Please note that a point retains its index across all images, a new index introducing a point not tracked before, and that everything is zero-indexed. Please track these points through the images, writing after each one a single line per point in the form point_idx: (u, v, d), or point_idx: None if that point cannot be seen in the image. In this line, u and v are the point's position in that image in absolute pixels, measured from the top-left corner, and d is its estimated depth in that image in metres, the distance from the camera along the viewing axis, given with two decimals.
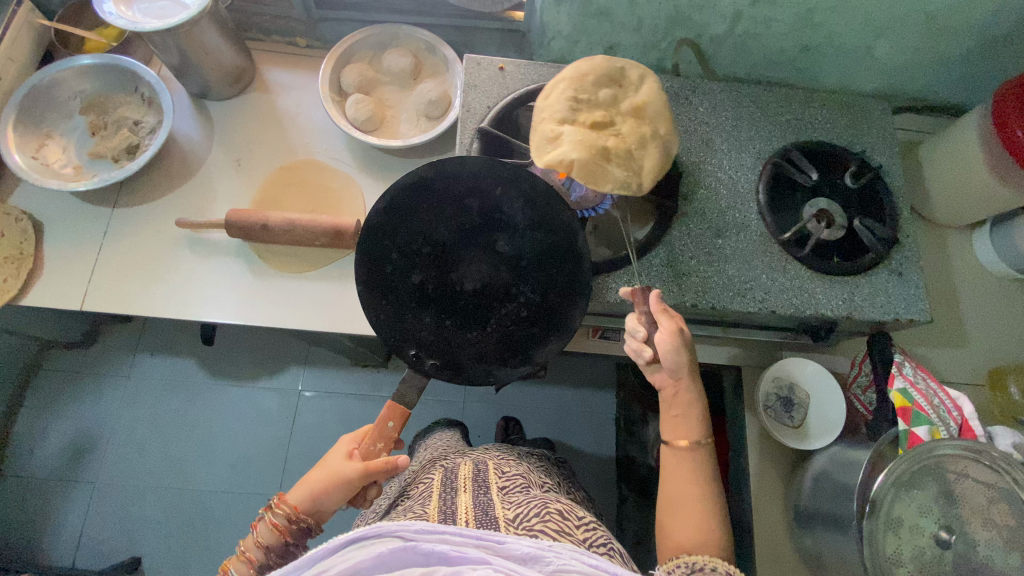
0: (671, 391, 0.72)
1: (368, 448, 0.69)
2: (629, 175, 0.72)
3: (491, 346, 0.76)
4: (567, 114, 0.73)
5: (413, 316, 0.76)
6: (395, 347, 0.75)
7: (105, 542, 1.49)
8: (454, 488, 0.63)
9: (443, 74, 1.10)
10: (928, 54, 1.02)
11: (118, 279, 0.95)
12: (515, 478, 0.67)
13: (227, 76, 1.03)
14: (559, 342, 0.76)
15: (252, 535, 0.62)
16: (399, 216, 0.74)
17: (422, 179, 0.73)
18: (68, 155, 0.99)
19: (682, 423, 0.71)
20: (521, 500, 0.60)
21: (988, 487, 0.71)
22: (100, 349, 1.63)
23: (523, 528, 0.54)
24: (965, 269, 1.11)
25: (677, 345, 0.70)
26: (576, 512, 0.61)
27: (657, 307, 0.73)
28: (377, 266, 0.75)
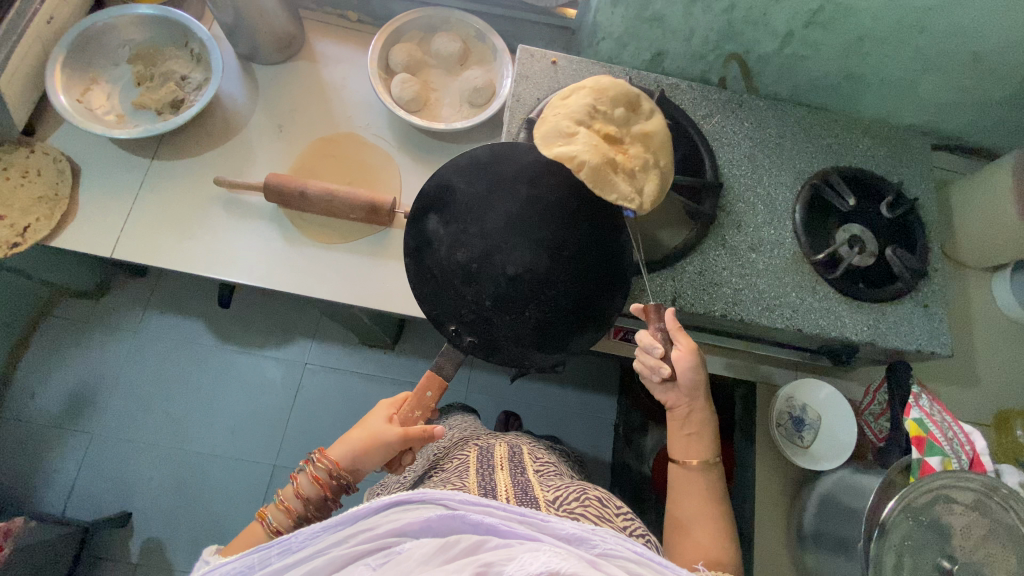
0: (685, 410, 0.74)
1: (407, 414, 0.73)
2: (632, 191, 0.78)
3: (529, 331, 0.78)
4: (584, 117, 0.78)
5: (456, 292, 0.78)
6: (435, 321, 0.78)
7: (97, 494, 1.48)
8: (491, 465, 0.68)
9: (489, 63, 1.11)
10: (970, 95, 1.03)
11: (150, 230, 0.95)
12: (549, 466, 0.72)
13: (277, 42, 1.03)
14: (594, 335, 0.78)
15: (294, 485, 0.67)
16: (450, 192, 0.78)
17: (477, 159, 0.77)
18: (112, 102, 0.99)
19: (693, 443, 0.73)
20: (559, 485, 0.64)
21: (996, 522, 0.72)
22: (111, 301, 1.62)
23: (564, 510, 0.58)
24: (982, 310, 1.12)
25: (694, 364, 0.73)
26: (614, 501, 0.65)
27: (672, 326, 0.75)
28: (425, 239, 0.78)
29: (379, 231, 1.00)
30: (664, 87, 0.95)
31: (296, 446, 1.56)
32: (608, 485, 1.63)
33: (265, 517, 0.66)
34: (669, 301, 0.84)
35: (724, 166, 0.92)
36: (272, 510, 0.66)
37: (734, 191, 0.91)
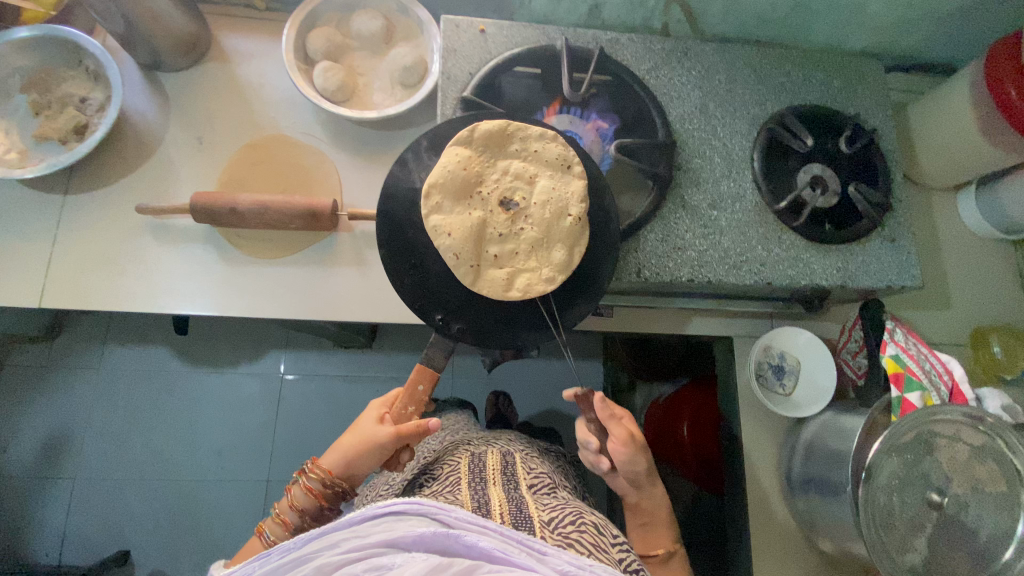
0: (635, 499, 0.82)
1: (399, 411, 0.73)
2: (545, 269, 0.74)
3: (521, 310, 0.76)
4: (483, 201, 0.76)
5: (438, 281, 0.74)
6: (420, 313, 0.73)
7: (91, 538, 1.45)
8: (484, 479, 0.65)
9: (417, 38, 1.02)
10: (921, 10, 0.99)
11: (77, 272, 0.88)
12: (542, 477, 0.69)
13: (180, 45, 0.93)
14: (587, 305, 0.77)
15: (288, 497, 0.69)
16: (419, 174, 0.75)
17: (439, 138, 0.76)
18: (10, 138, 0.90)
19: (654, 538, 0.82)
20: (555, 505, 0.61)
21: (979, 449, 0.73)
22: (67, 341, 1.55)
23: (559, 534, 0.55)
24: (950, 231, 1.11)
25: (631, 454, 0.75)
26: (610, 528, 0.62)
27: (601, 415, 0.74)
28: (400, 230, 0.74)
29: (325, 237, 0.94)
30: (604, 43, 0.89)
31: (287, 459, 1.53)
32: None
33: (264, 532, 0.69)
34: (633, 273, 0.81)
35: (676, 122, 0.87)
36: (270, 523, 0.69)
37: (690, 146, 0.87)
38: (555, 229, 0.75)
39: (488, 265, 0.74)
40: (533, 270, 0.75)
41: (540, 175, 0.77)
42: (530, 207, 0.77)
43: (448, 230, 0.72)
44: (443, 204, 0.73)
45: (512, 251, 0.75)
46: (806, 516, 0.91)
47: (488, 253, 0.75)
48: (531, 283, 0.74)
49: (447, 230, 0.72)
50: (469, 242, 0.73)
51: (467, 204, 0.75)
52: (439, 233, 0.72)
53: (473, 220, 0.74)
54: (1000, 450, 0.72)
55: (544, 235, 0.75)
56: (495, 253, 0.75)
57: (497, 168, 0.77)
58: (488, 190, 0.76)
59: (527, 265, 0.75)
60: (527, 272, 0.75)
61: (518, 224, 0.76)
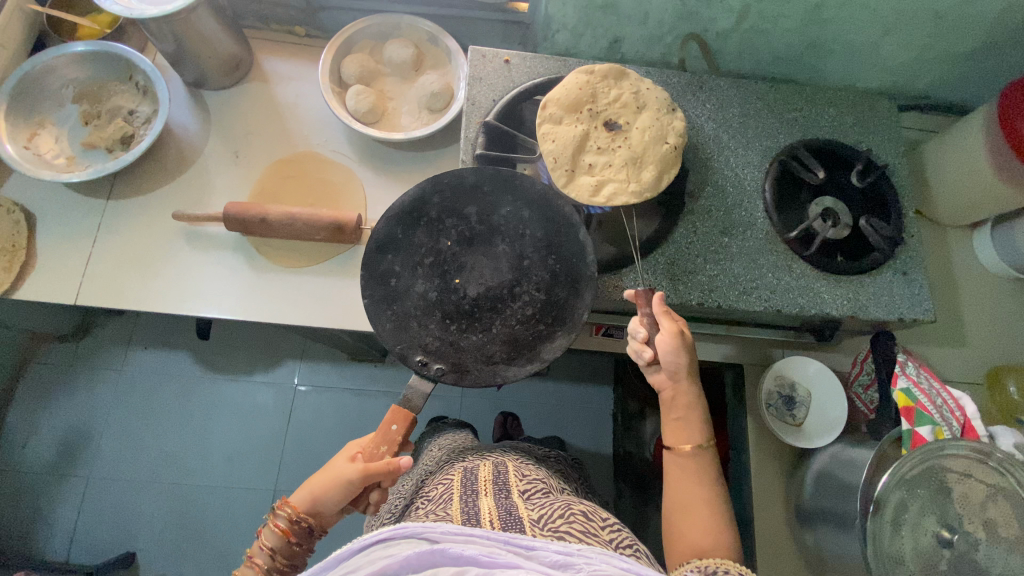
0: (670, 392, 0.74)
1: (372, 451, 0.70)
2: (633, 179, 0.79)
3: (499, 346, 0.78)
4: (590, 117, 0.82)
5: (418, 324, 0.78)
6: (400, 355, 0.76)
7: (99, 538, 1.47)
8: (476, 491, 0.66)
9: (445, 66, 1.08)
10: (934, 52, 1.01)
11: (113, 273, 0.93)
12: (534, 483, 0.71)
13: (224, 65, 1.00)
14: (566, 336, 0.77)
15: (258, 538, 0.66)
16: (400, 229, 0.80)
17: (421, 195, 0.81)
18: (61, 145, 0.96)
19: (682, 427, 0.72)
20: (544, 503, 0.64)
21: (989, 485, 0.72)
22: (94, 342, 1.60)
23: (549, 529, 0.58)
24: (965, 268, 1.11)
25: (677, 346, 0.73)
26: (600, 515, 0.66)
27: (659, 310, 0.75)
28: (383, 280, 0.79)
29: (347, 248, 0.98)
30: None
31: (295, 468, 1.55)
32: (611, 476, 1.62)
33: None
34: None
35: (690, 151, 0.90)
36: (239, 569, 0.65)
37: (702, 176, 0.89)
38: (651, 151, 0.80)
39: (580, 176, 0.80)
40: (620, 183, 0.79)
41: (646, 106, 0.83)
42: (632, 131, 0.82)
43: (553, 137, 0.80)
44: (558, 114, 0.81)
45: (606, 163, 0.80)
46: (815, 549, 0.89)
47: (584, 164, 0.80)
48: (618, 192, 0.79)
49: (557, 135, 0.80)
50: (568, 150, 0.80)
51: (578, 118, 0.82)
52: (547, 138, 0.80)
53: (579, 129, 0.81)
54: (1011, 486, 0.71)
55: (639, 154, 0.80)
56: (590, 162, 0.81)
57: (611, 93, 0.83)
58: (598, 108, 0.82)
59: (614, 177, 0.80)
60: (616, 181, 0.79)
61: (615, 142, 0.81)
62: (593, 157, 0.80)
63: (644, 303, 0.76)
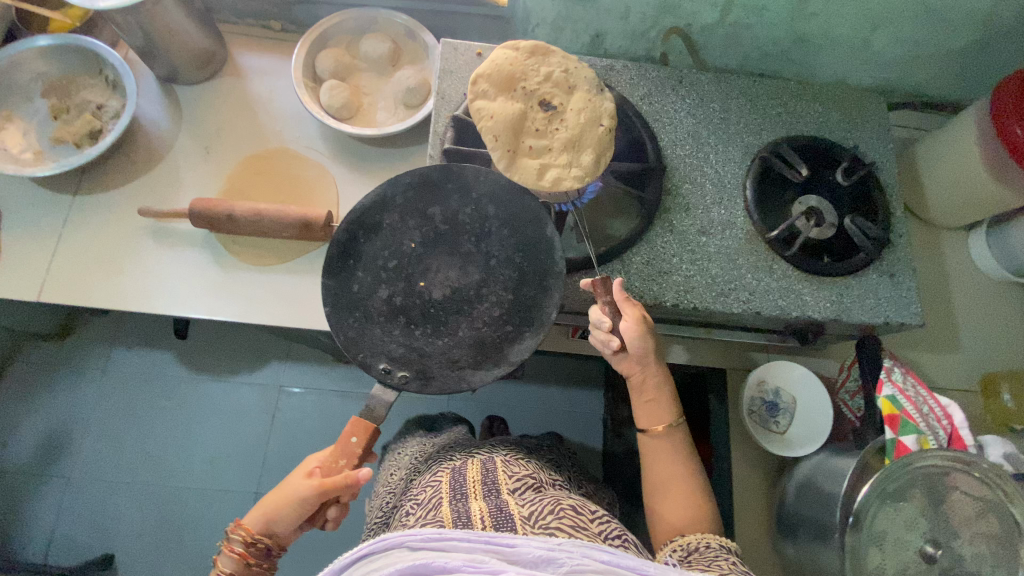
0: (639, 377, 0.74)
1: (329, 467, 0.69)
2: (573, 163, 0.74)
3: (466, 349, 0.76)
4: (524, 96, 0.75)
5: (381, 331, 0.76)
6: (362, 364, 0.74)
7: (78, 539, 1.45)
8: (465, 494, 0.62)
9: (422, 61, 1.06)
10: (926, 47, 0.98)
11: (78, 271, 0.91)
12: (525, 479, 0.68)
13: (195, 59, 0.98)
14: (534, 337, 0.75)
15: (216, 563, 0.68)
16: (362, 232, 0.77)
17: (382, 196, 0.78)
18: (28, 140, 0.94)
19: (654, 409, 0.73)
20: (533, 499, 0.63)
21: (978, 500, 0.68)
22: (76, 341, 1.59)
23: (539, 526, 0.57)
24: (959, 270, 1.07)
25: (643, 332, 0.71)
26: (589, 506, 0.64)
27: (620, 297, 0.72)
28: (344, 286, 0.76)
29: (317, 246, 0.96)
30: (599, 70, 0.90)
31: (277, 469, 1.53)
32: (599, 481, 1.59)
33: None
34: None
35: (668, 147, 0.87)
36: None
37: (681, 173, 0.86)
38: (589, 133, 0.75)
39: (523, 159, 0.73)
40: (561, 169, 0.73)
41: (580, 86, 0.77)
42: (567, 112, 0.76)
43: (488, 115, 0.73)
44: (490, 93, 0.75)
45: (545, 147, 0.74)
46: (797, 562, 0.86)
47: (524, 146, 0.74)
48: (561, 179, 0.73)
49: (493, 115, 0.73)
50: (507, 130, 0.73)
51: (511, 97, 0.75)
52: (482, 116, 0.73)
53: (515, 109, 0.74)
54: (999, 499, 0.67)
55: (577, 136, 0.75)
56: (530, 145, 0.74)
57: (541, 71, 0.77)
58: (531, 88, 0.76)
59: (556, 162, 0.74)
60: (557, 166, 0.73)
61: (553, 124, 0.75)
62: (533, 139, 0.74)
63: (604, 292, 0.71)
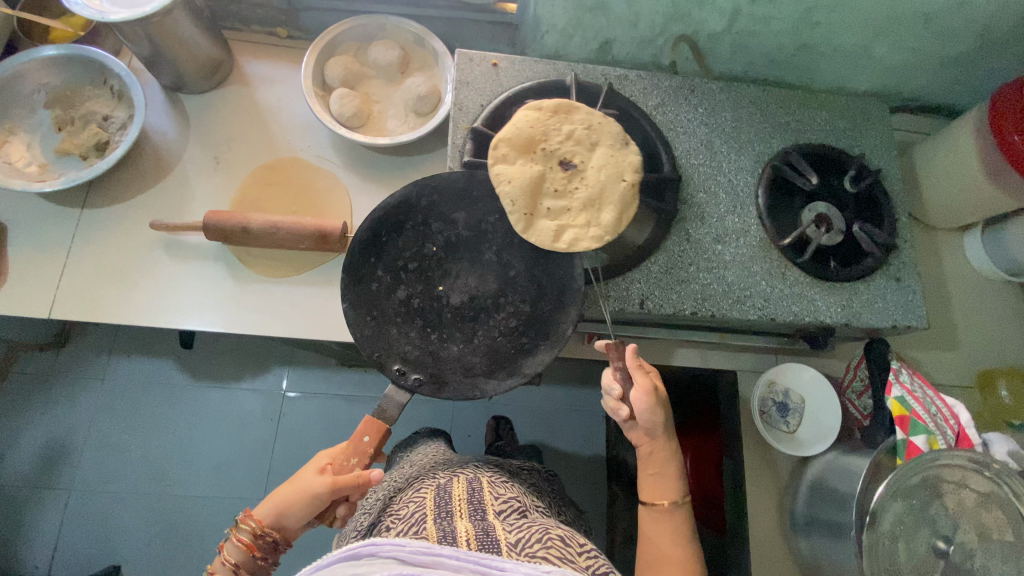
0: (647, 448, 0.75)
1: (341, 463, 0.68)
2: (593, 224, 0.74)
3: (480, 358, 0.77)
4: (543, 157, 0.76)
5: (397, 331, 0.76)
6: (378, 363, 0.74)
7: (82, 551, 1.44)
8: (450, 513, 0.63)
9: (431, 68, 1.05)
10: (925, 55, 1.01)
11: (90, 285, 0.90)
12: (511, 502, 0.68)
13: (202, 68, 0.97)
14: (549, 351, 0.75)
15: (218, 555, 0.63)
16: (384, 231, 0.77)
17: (408, 196, 0.77)
18: (33, 153, 0.93)
19: (658, 482, 0.73)
20: (521, 524, 0.62)
21: (984, 495, 0.71)
22: (74, 351, 1.56)
23: (526, 554, 0.57)
24: (956, 270, 1.11)
25: (653, 404, 0.71)
26: (578, 539, 0.63)
27: (632, 364, 0.74)
28: (364, 284, 0.76)
29: (333, 257, 0.95)
30: (613, 79, 0.91)
31: (283, 476, 1.52)
32: (604, 479, 1.61)
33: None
34: (637, 304, 0.81)
35: (682, 157, 0.89)
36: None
37: (695, 182, 0.88)
38: (610, 192, 0.75)
39: (541, 221, 0.74)
40: (579, 229, 0.74)
41: (602, 142, 0.77)
42: (588, 170, 0.76)
43: (507, 178, 0.74)
44: (509, 156, 0.75)
45: (565, 207, 0.75)
46: (810, 558, 0.89)
47: (543, 208, 0.74)
48: (579, 240, 0.73)
49: (511, 178, 0.74)
50: (524, 194, 0.73)
51: (531, 159, 0.75)
52: (500, 179, 0.73)
53: (534, 172, 0.75)
54: (1005, 496, 0.70)
55: (597, 195, 0.75)
56: (549, 206, 0.74)
57: (562, 129, 0.77)
58: (551, 146, 0.76)
59: (574, 223, 0.74)
60: (575, 227, 0.74)
61: (573, 184, 0.75)
62: (551, 201, 0.74)
63: (616, 357, 0.74)
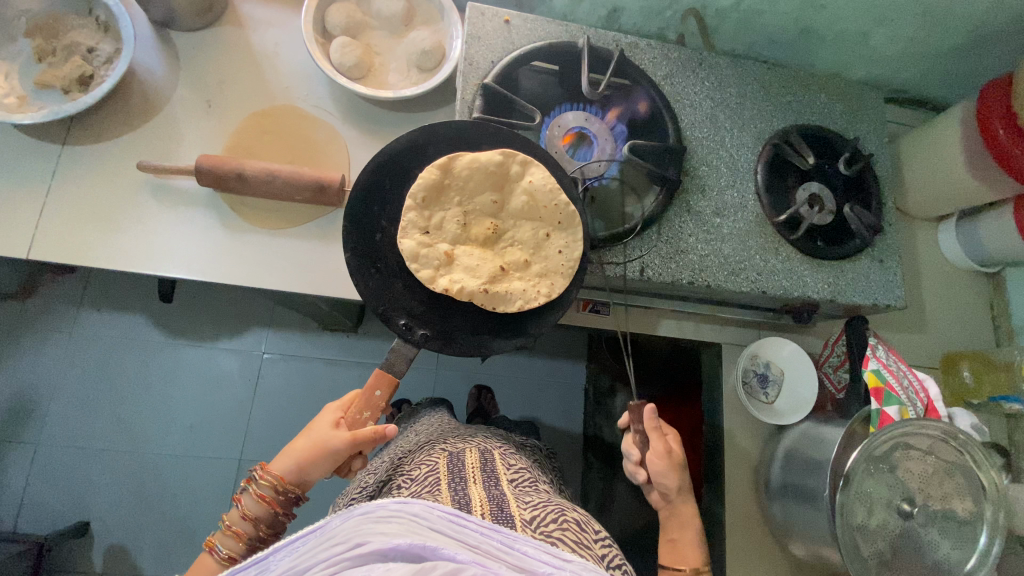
0: (667, 510, 0.81)
1: (355, 416, 0.69)
2: (550, 267, 0.78)
3: (484, 316, 0.78)
4: (505, 193, 0.79)
5: (402, 285, 0.76)
6: (383, 317, 0.74)
7: (48, 507, 1.40)
8: (463, 478, 0.58)
9: (437, 23, 1.02)
10: (921, 47, 1.03)
11: (73, 227, 0.86)
12: (521, 473, 0.64)
13: (196, 6, 0.92)
14: (554, 316, 0.78)
15: (238, 508, 0.63)
16: (391, 179, 0.76)
17: (414, 144, 0.76)
18: (10, 82, 0.87)
19: (678, 548, 0.79)
20: (536, 501, 0.56)
21: (946, 461, 0.77)
22: (41, 301, 1.49)
23: (540, 531, 0.50)
24: (930, 259, 1.16)
25: (667, 469, 0.78)
26: (592, 524, 0.58)
27: (648, 426, 0.79)
28: (368, 234, 0.74)
29: (331, 212, 0.93)
30: (623, 46, 0.91)
31: (261, 436, 1.50)
32: (581, 450, 1.65)
33: (213, 547, 0.62)
34: (637, 271, 0.83)
35: (687, 129, 0.90)
36: (219, 539, 0.62)
37: (698, 156, 0.89)
38: (549, 235, 0.79)
39: (503, 262, 0.79)
40: (547, 261, 0.79)
41: (479, 173, 0.77)
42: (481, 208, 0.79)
43: (457, 221, 0.79)
44: (462, 195, 0.78)
45: (528, 247, 0.80)
46: (783, 521, 0.93)
47: (503, 252, 0.81)
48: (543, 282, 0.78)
49: (459, 219, 0.79)
50: (474, 236, 0.80)
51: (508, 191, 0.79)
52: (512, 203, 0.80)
53: (494, 211, 0.80)
54: (968, 463, 0.76)
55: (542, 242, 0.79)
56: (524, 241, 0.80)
57: (460, 162, 0.76)
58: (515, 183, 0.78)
59: (546, 254, 0.79)
60: (542, 269, 0.79)
61: (539, 206, 0.78)
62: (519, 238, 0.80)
63: (636, 419, 0.78)
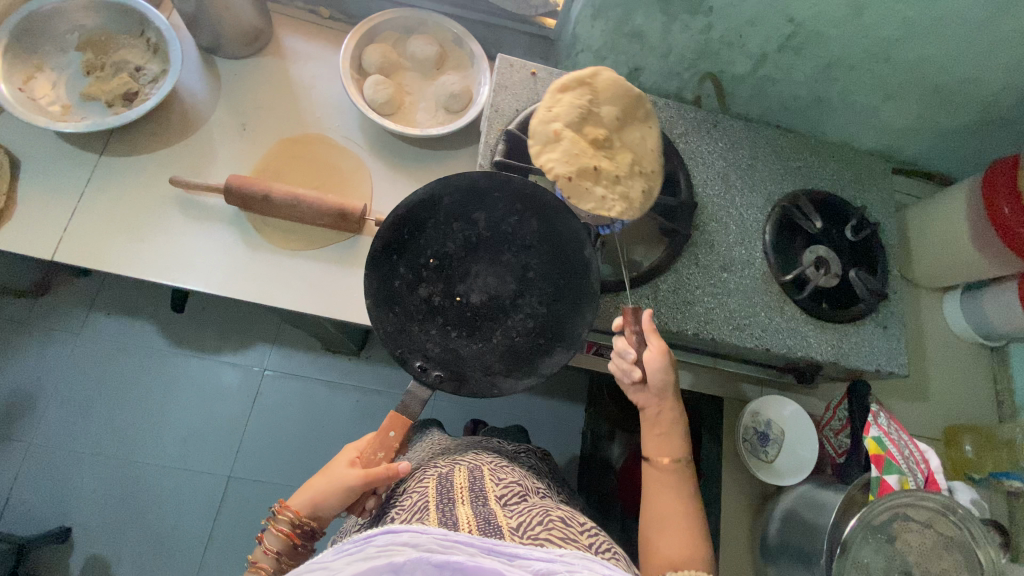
0: (654, 410, 0.75)
1: (369, 456, 0.69)
2: (622, 196, 0.75)
3: (496, 360, 0.79)
4: (579, 121, 0.75)
5: (419, 327, 0.78)
6: (400, 360, 0.77)
7: (31, 508, 1.38)
8: (451, 499, 0.58)
9: (466, 69, 1.07)
10: (928, 123, 1.08)
11: (101, 234, 0.89)
12: (512, 487, 0.63)
13: (243, 36, 0.97)
14: (565, 353, 0.78)
15: (261, 544, 0.64)
16: (408, 229, 0.78)
17: (431, 196, 0.77)
18: (58, 92, 0.92)
19: (665, 442, 0.72)
20: (522, 509, 0.57)
21: (949, 537, 0.75)
22: (53, 300, 1.52)
23: (528, 537, 0.51)
24: (936, 328, 1.17)
25: (666, 364, 0.73)
26: (577, 518, 0.58)
27: (647, 327, 0.75)
28: (387, 281, 0.77)
29: (347, 238, 0.96)
30: None
31: (253, 453, 1.48)
32: None
33: None
34: None
35: (699, 187, 0.93)
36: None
37: (707, 212, 0.92)
38: (644, 158, 0.78)
39: (596, 160, 0.74)
40: (629, 186, 0.76)
41: (609, 99, 0.77)
42: (594, 122, 0.76)
43: (577, 111, 0.75)
44: (591, 96, 0.76)
45: (614, 167, 0.76)
46: None
47: (601, 157, 0.75)
48: (624, 201, 0.75)
49: (580, 110, 0.75)
50: (584, 133, 0.75)
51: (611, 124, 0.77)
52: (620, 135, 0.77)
53: (612, 125, 0.76)
54: (966, 540, 0.74)
55: (639, 163, 0.78)
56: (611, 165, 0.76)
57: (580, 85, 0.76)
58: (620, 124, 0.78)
59: (630, 176, 0.77)
60: (622, 184, 0.75)
61: (639, 148, 0.78)
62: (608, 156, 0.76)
63: (633, 321, 0.75)
